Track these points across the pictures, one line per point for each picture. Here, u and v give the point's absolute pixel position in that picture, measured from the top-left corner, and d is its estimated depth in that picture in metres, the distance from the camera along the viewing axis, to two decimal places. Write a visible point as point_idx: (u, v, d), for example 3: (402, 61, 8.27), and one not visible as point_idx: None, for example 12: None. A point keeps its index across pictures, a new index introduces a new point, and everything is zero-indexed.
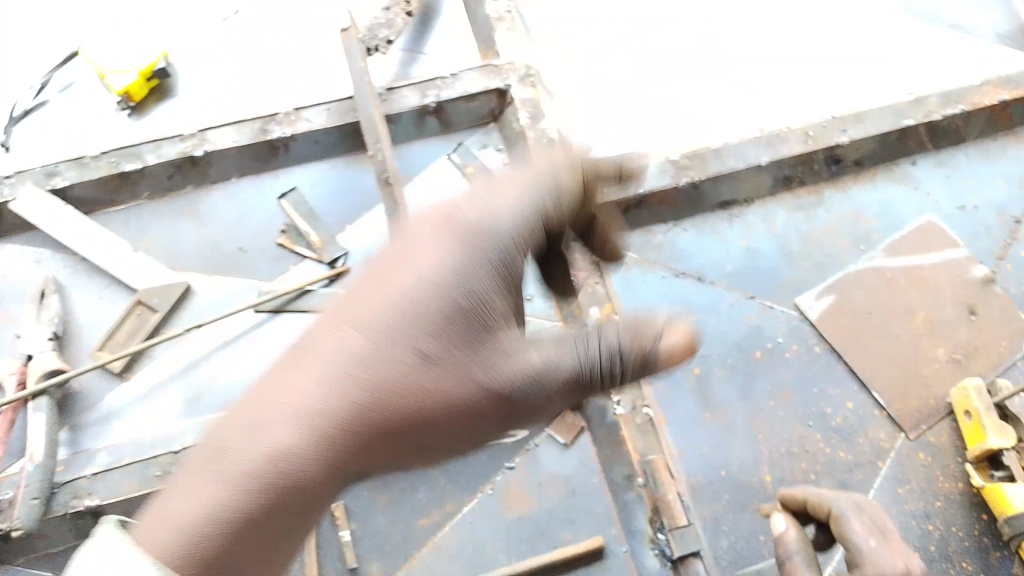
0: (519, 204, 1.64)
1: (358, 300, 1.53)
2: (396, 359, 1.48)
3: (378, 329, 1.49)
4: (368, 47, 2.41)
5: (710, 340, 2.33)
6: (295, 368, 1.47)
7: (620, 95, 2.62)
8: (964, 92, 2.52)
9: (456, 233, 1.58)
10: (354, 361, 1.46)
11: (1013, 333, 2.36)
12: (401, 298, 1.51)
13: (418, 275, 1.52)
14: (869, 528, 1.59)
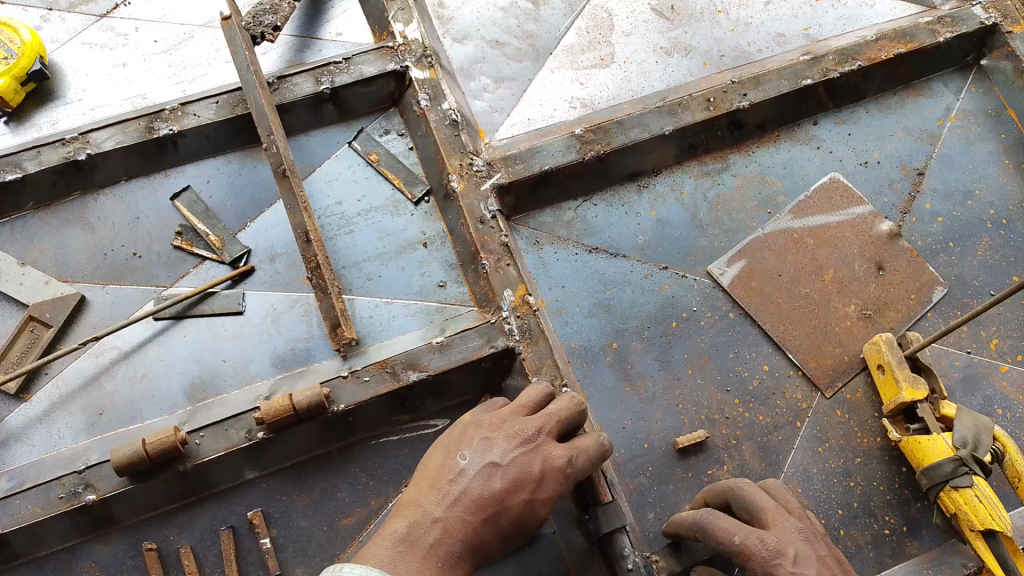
0: (604, 452, 1.83)
1: (518, 463, 1.67)
2: (532, 517, 1.69)
3: (541, 496, 1.69)
4: (254, 35, 2.34)
5: (626, 314, 2.33)
6: (463, 512, 1.61)
7: (521, 72, 2.59)
8: (859, 48, 2.57)
9: (578, 453, 1.77)
10: (507, 516, 1.65)
11: (920, 285, 2.40)
12: (551, 479, 1.71)
13: (564, 468, 1.72)
14: (730, 526, 1.68)
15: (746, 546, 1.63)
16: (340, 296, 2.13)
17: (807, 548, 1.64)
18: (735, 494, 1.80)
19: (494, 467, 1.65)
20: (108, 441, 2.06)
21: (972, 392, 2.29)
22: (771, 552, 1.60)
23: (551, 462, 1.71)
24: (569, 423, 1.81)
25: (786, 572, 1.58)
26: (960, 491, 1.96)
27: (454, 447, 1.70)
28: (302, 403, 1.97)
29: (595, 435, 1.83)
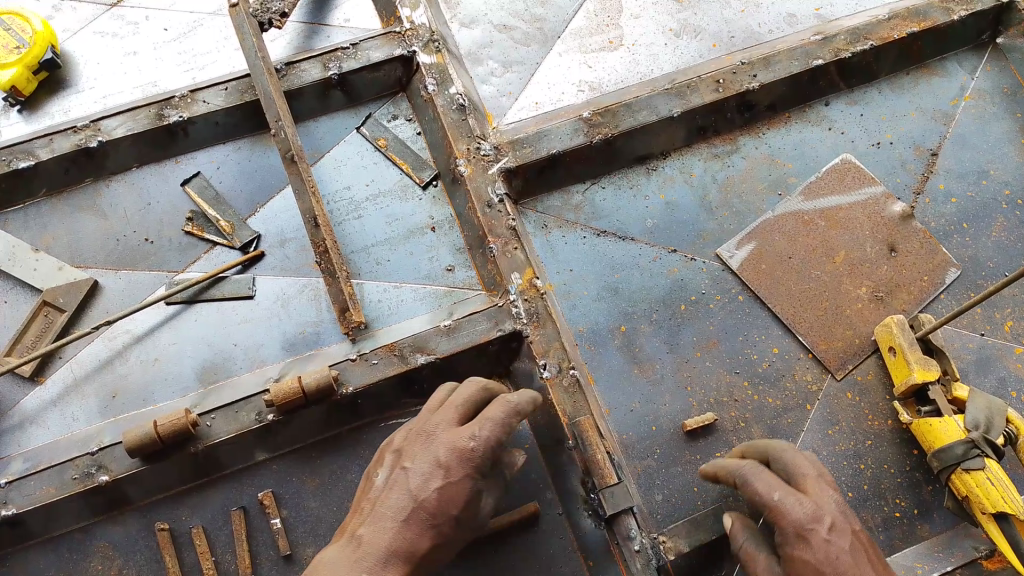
0: (514, 413, 1.74)
1: (422, 459, 1.70)
2: (456, 503, 1.68)
3: (455, 480, 1.68)
4: (261, 21, 2.36)
5: (634, 296, 2.33)
6: (383, 521, 1.66)
7: (528, 56, 2.59)
8: (871, 28, 2.54)
9: (485, 423, 1.72)
10: (426, 509, 1.66)
11: (933, 267, 2.37)
12: (458, 459, 1.69)
13: (469, 445, 1.69)
14: (769, 484, 1.67)
15: (783, 505, 1.63)
16: (348, 280, 2.15)
17: (844, 520, 1.64)
18: (775, 455, 1.78)
19: (403, 471, 1.71)
20: (121, 424, 2.08)
21: (986, 374, 2.26)
22: (809, 516, 1.61)
23: (454, 445, 1.69)
24: (466, 403, 1.81)
25: (819, 538, 1.59)
26: (971, 474, 1.94)
27: (376, 468, 1.80)
28: (311, 386, 1.99)
29: (502, 399, 1.76)
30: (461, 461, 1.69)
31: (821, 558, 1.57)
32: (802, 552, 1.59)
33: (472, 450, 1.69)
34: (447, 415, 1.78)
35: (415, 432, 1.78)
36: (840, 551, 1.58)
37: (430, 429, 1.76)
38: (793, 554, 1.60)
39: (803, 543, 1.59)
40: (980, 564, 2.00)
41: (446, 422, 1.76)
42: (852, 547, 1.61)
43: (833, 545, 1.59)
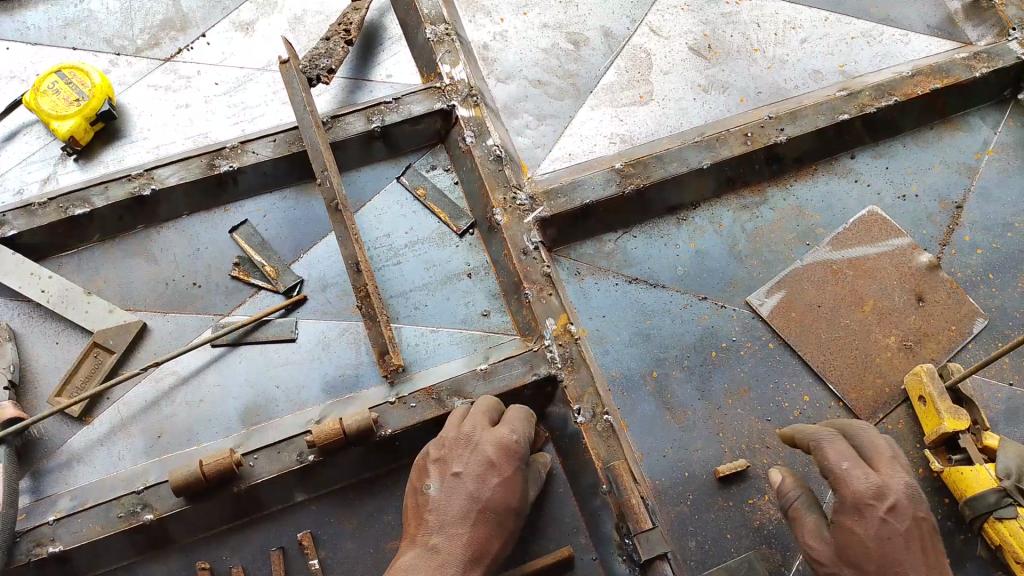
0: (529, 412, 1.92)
1: (473, 460, 1.74)
2: (512, 496, 1.76)
3: (507, 474, 1.75)
4: (309, 77, 2.47)
5: (666, 343, 2.37)
6: (454, 525, 1.68)
7: (562, 110, 2.68)
8: (896, 84, 2.61)
9: (514, 425, 1.83)
10: (490, 506, 1.72)
11: (961, 316, 2.41)
12: (505, 454, 1.76)
13: (512, 439, 1.78)
14: (840, 452, 1.81)
15: (849, 476, 1.76)
16: (388, 324, 2.21)
17: (910, 504, 1.73)
18: (852, 430, 1.89)
19: (454, 477, 1.73)
20: (166, 464, 2.13)
21: (1016, 424, 2.28)
22: (872, 492, 1.72)
23: (500, 445, 1.77)
24: (485, 409, 1.89)
25: (877, 515, 1.71)
26: (1005, 523, 1.98)
27: (415, 481, 1.78)
28: (352, 427, 2.04)
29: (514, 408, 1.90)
30: (506, 457, 1.77)
31: (873, 534, 1.70)
32: (852, 522, 1.73)
33: (514, 447, 1.78)
34: (474, 421, 1.84)
35: (448, 443, 1.78)
36: (893, 533, 1.71)
37: (465, 437, 1.79)
38: (846, 522, 1.74)
39: (859, 516, 1.72)
40: None
41: (479, 426, 1.82)
42: (910, 528, 1.72)
43: (888, 525, 1.71)
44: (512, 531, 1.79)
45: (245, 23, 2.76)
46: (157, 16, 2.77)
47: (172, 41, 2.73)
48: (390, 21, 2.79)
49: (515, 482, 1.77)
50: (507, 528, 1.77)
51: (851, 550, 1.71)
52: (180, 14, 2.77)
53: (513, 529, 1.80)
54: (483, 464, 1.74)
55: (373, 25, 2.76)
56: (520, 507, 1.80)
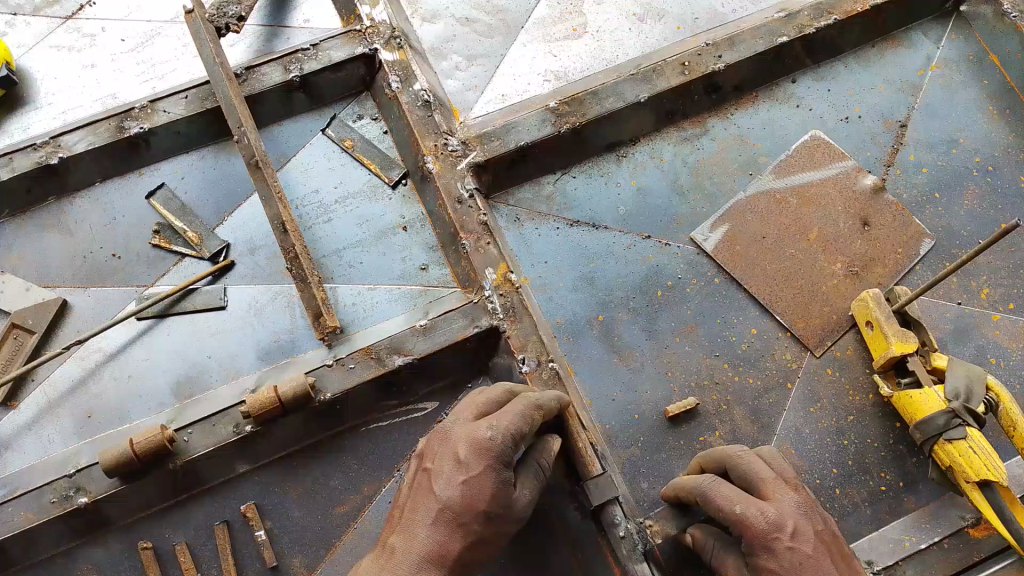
0: (533, 406, 1.70)
1: (444, 459, 1.63)
2: (484, 496, 1.59)
3: (477, 473, 1.59)
4: (217, 27, 2.32)
5: (611, 285, 2.32)
6: (414, 526, 1.59)
7: (492, 48, 2.56)
8: (834, 2, 2.53)
9: (501, 419, 1.64)
10: (452, 509, 1.58)
11: (907, 239, 2.37)
12: (478, 452, 1.60)
13: (485, 437, 1.60)
14: (730, 495, 1.67)
15: (745, 516, 1.63)
16: (321, 285, 2.13)
17: (807, 522, 1.65)
18: (733, 463, 1.78)
19: (427, 474, 1.65)
20: (98, 444, 2.05)
21: (964, 344, 2.27)
22: (771, 526, 1.61)
23: (470, 442, 1.61)
24: (482, 400, 1.74)
25: (783, 547, 1.60)
26: (954, 444, 1.94)
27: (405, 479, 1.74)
28: (287, 394, 1.98)
29: (519, 400, 1.69)
30: (483, 456, 1.60)
31: (787, 566, 1.59)
32: (769, 562, 1.61)
33: (491, 445, 1.60)
34: (461, 416, 1.71)
35: (431, 437, 1.71)
36: (804, 556, 1.60)
37: (443, 432, 1.69)
38: (761, 568, 1.62)
39: (770, 554, 1.60)
40: (965, 531, 2.03)
41: (463, 420, 1.69)
42: (818, 551, 1.62)
43: (796, 551, 1.59)
44: (497, 525, 1.63)
45: None
46: None
47: None
48: None
49: (493, 484, 1.60)
50: (485, 526, 1.61)
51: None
52: None
53: (499, 526, 1.64)
54: (450, 462, 1.62)
55: None
56: (506, 504, 1.63)
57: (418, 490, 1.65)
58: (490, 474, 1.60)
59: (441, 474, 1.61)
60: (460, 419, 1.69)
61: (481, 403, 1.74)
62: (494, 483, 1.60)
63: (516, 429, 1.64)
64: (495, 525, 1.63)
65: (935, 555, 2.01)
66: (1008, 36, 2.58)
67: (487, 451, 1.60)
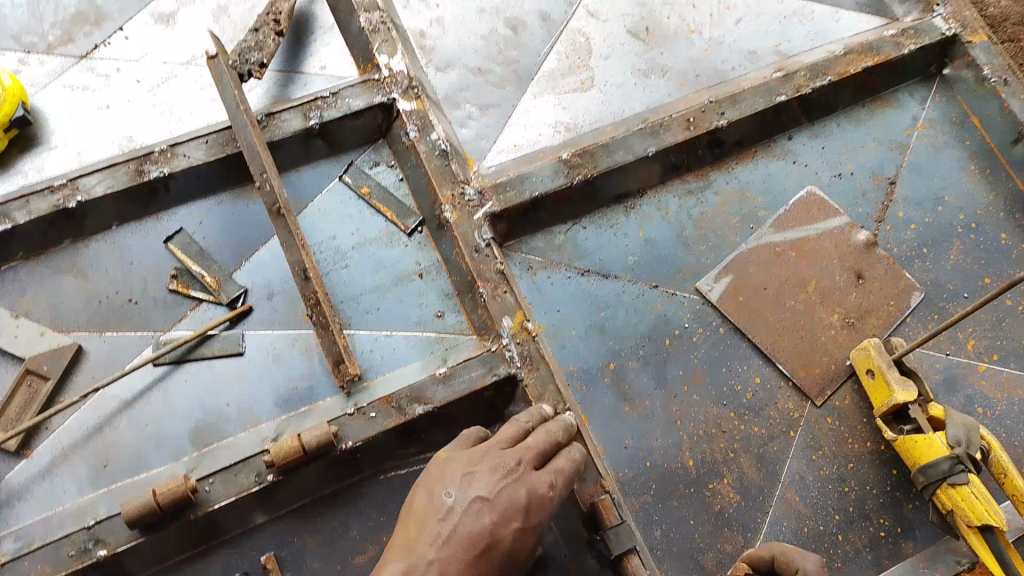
0: (580, 466, 1.91)
1: (505, 497, 1.75)
2: (523, 546, 1.78)
3: (533, 521, 1.78)
4: (240, 73, 2.36)
5: (621, 334, 2.39)
6: (457, 551, 1.69)
7: (503, 99, 2.63)
8: (829, 64, 2.66)
9: (558, 478, 1.85)
10: (501, 547, 1.74)
11: (898, 292, 2.50)
12: (538, 506, 1.79)
13: (546, 494, 1.80)
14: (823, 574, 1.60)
15: None
16: (341, 331, 2.17)
17: None
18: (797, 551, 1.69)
19: (482, 502, 1.73)
20: (116, 494, 2.04)
21: (954, 394, 2.40)
22: None
23: (535, 492, 1.78)
24: (541, 444, 1.88)
25: None
26: (957, 488, 2.05)
27: (434, 486, 1.78)
28: (310, 443, 2.01)
29: (575, 458, 1.89)
30: (535, 507, 1.79)
31: None
32: None
33: (546, 503, 1.80)
34: (522, 457, 1.84)
35: (483, 460, 1.81)
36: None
37: (504, 467, 1.79)
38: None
39: None
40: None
41: (525, 460, 1.83)
42: None
43: None
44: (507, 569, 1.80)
45: (165, 14, 2.58)
46: (68, 8, 2.57)
47: (86, 36, 2.54)
48: (320, 9, 2.66)
49: (528, 535, 1.79)
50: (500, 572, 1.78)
51: None
52: (93, 6, 2.58)
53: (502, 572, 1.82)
54: (506, 501, 1.75)
55: (303, 14, 2.64)
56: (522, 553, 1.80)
57: (463, 512, 1.73)
58: (531, 526, 1.79)
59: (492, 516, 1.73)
60: (523, 458, 1.82)
61: (538, 447, 1.88)
62: (530, 533, 1.79)
63: (563, 487, 1.84)
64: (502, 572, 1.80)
65: None
66: (988, 100, 2.71)
67: (537, 503, 1.79)
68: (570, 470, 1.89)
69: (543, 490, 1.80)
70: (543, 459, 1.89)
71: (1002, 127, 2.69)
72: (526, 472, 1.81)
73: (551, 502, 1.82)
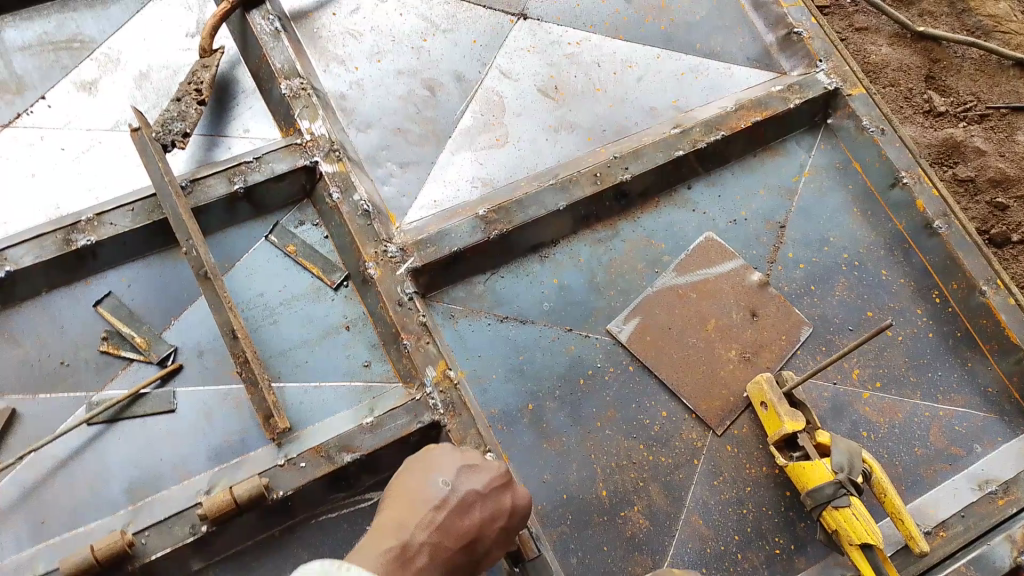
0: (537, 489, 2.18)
1: (492, 495, 1.96)
2: (498, 545, 1.97)
3: (509, 527, 1.98)
4: (164, 143, 2.46)
5: (538, 375, 2.57)
6: (450, 540, 1.84)
7: (423, 156, 2.80)
8: (721, 119, 2.90)
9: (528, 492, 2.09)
10: (481, 542, 1.92)
11: (789, 327, 2.75)
12: (518, 512, 2.01)
13: (523, 503, 2.03)
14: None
15: None
16: (270, 388, 2.28)
17: None
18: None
19: (476, 496, 1.92)
20: (57, 548, 2.14)
21: (840, 420, 2.65)
22: None
23: (516, 501, 2.01)
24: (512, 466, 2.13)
25: None
26: (840, 511, 2.28)
27: (431, 473, 1.92)
28: (242, 496, 2.11)
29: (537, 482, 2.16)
30: (511, 515, 1.99)
31: None
32: None
33: (522, 511, 2.02)
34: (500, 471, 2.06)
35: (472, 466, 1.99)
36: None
37: (490, 475, 1.99)
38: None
39: None
40: None
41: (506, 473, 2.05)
42: None
43: None
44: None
45: (87, 82, 2.67)
46: None
47: (9, 105, 2.62)
48: (241, 72, 2.78)
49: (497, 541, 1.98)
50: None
51: None
52: (15, 75, 2.64)
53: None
54: (489, 506, 1.95)
55: (225, 79, 2.75)
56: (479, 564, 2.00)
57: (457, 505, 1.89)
58: (501, 535, 1.98)
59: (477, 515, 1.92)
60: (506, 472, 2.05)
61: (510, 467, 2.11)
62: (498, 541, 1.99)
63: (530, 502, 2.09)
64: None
65: None
66: (866, 147, 3.01)
67: (514, 512, 2.00)
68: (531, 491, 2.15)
69: (519, 502, 2.03)
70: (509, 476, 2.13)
71: (879, 173, 2.98)
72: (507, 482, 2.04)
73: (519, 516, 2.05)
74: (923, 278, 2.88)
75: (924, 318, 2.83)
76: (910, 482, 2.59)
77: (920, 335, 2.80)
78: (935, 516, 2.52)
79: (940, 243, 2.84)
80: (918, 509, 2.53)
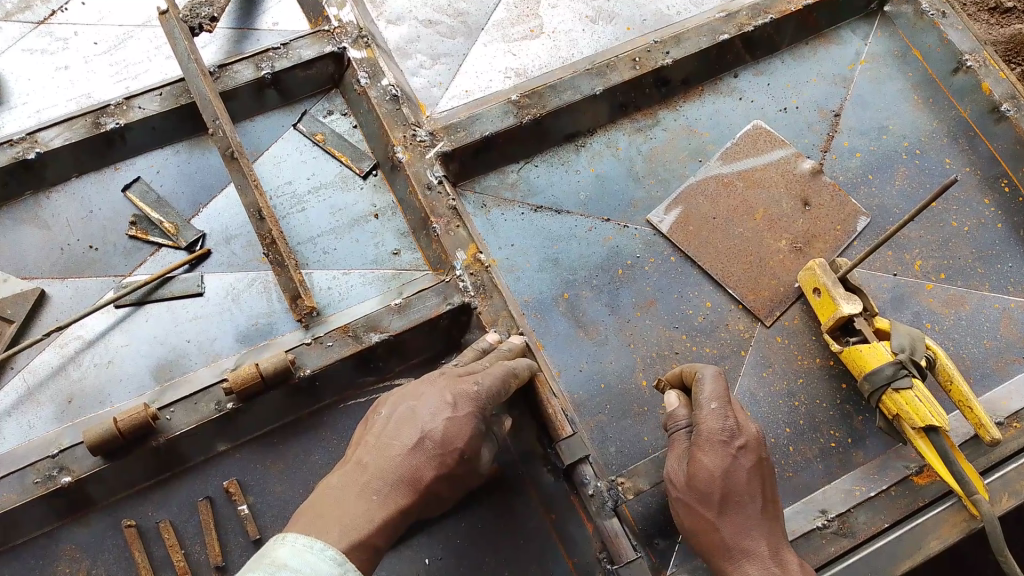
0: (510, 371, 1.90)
1: (431, 395, 1.73)
2: (460, 436, 1.70)
3: (463, 414, 1.72)
4: (191, 26, 2.41)
5: (574, 265, 2.45)
6: (390, 448, 1.65)
7: (454, 48, 2.71)
8: (770, 3, 2.74)
9: (484, 377, 1.82)
10: (433, 439, 1.67)
11: (845, 217, 2.56)
12: (467, 399, 1.75)
13: (473, 388, 1.76)
14: (714, 392, 1.77)
15: (709, 412, 1.75)
16: (297, 268, 2.19)
17: (761, 443, 1.77)
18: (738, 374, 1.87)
19: (411, 405, 1.73)
20: (79, 426, 2.08)
21: (901, 310, 2.45)
22: (728, 430, 1.73)
23: (462, 390, 1.75)
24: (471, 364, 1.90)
25: (729, 451, 1.72)
26: (901, 394, 2.08)
27: (374, 413, 1.81)
28: (268, 369, 2.04)
29: (505, 368, 1.89)
30: (463, 406, 1.73)
31: (717, 467, 1.70)
32: (702, 456, 1.72)
33: (478, 403, 1.76)
34: (447, 373, 1.84)
35: (411, 385, 1.82)
36: (739, 467, 1.72)
37: (427, 383, 1.79)
38: (696, 452, 1.73)
39: (706, 449, 1.72)
40: (909, 478, 2.15)
41: (453, 372, 1.83)
42: (752, 474, 1.74)
43: (737, 460, 1.72)
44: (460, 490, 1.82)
45: None
46: None
47: (44, 3, 2.61)
48: None
49: (464, 433, 1.71)
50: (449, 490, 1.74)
51: (697, 479, 1.72)
52: None
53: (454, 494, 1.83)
54: (432, 404, 1.71)
55: None
56: (475, 467, 1.78)
57: (398, 420, 1.71)
58: (463, 427, 1.71)
59: (432, 416, 1.70)
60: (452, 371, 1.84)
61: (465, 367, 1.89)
62: (468, 435, 1.71)
63: (494, 390, 1.81)
64: (455, 490, 1.78)
65: (883, 500, 2.12)
66: (928, 32, 2.78)
67: (468, 401, 1.75)
68: (501, 376, 1.86)
69: (470, 390, 1.76)
70: (469, 369, 1.88)
71: (942, 59, 2.75)
72: (452, 378, 1.81)
73: (481, 404, 1.77)
74: (990, 167, 2.65)
75: (992, 209, 2.60)
76: (979, 376, 2.37)
77: (988, 226, 2.58)
78: (1008, 406, 2.30)
79: (1009, 128, 2.60)
80: (990, 401, 2.31)
